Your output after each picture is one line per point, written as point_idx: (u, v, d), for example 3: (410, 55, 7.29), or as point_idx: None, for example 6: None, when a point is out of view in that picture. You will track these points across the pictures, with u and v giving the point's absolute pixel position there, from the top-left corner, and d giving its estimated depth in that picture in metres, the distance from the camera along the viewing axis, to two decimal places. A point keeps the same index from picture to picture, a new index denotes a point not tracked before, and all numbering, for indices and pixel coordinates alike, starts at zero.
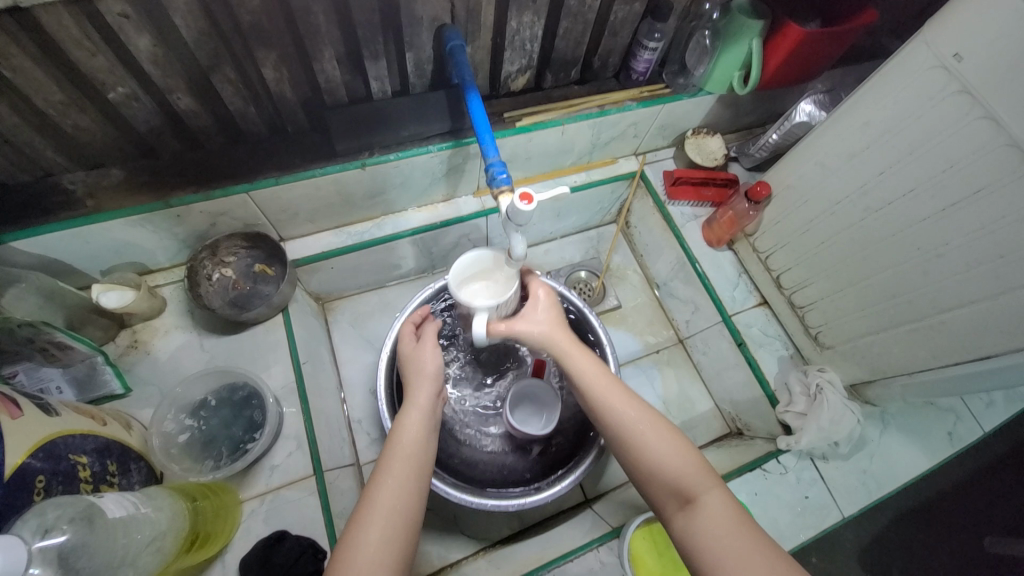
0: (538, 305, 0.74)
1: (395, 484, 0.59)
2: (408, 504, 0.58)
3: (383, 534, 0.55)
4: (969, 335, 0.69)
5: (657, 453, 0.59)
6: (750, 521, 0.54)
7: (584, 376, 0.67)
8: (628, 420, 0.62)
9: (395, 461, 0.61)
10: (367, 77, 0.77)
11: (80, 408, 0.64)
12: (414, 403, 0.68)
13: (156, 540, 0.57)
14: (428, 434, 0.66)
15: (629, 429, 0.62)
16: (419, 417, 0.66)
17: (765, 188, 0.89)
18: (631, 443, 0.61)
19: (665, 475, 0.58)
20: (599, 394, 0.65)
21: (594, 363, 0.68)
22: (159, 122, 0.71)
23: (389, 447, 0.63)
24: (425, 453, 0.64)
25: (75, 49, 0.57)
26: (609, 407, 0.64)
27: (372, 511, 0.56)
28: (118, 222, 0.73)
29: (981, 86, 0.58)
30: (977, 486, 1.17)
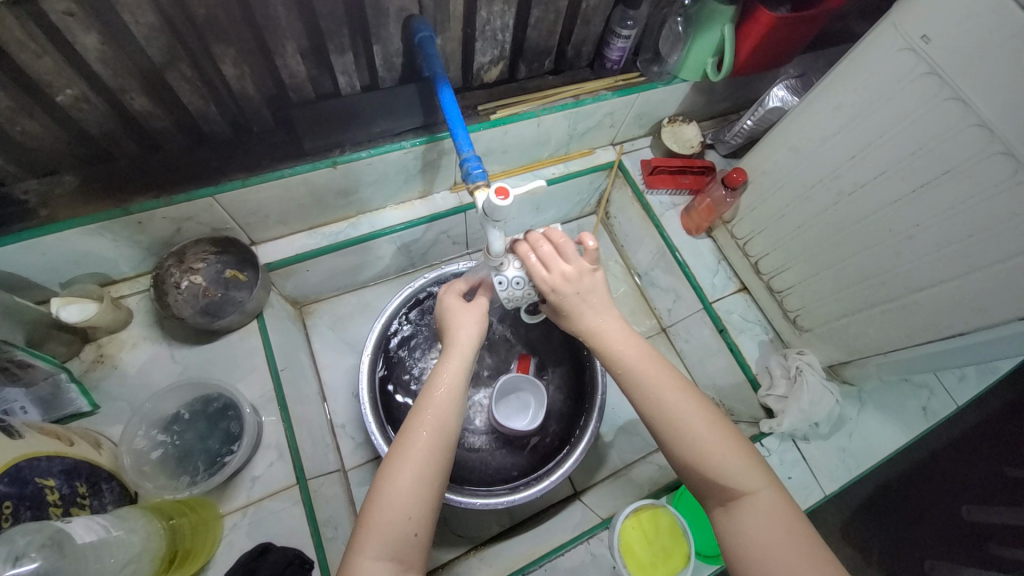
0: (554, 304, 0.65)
1: (434, 430, 0.56)
2: (444, 449, 0.56)
3: (418, 476, 0.54)
4: (940, 313, 0.70)
5: (708, 448, 0.56)
6: (796, 520, 0.53)
7: (626, 367, 0.61)
8: (679, 411, 0.58)
9: (434, 407, 0.58)
10: (335, 73, 0.75)
11: (44, 428, 0.61)
12: (454, 352, 0.63)
13: (131, 563, 0.54)
14: (465, 381, 0.62)
15: (679, 421, 0.57)
16: (459, 366, 0.62)
17: (741, 175, 0.89)
18: (680, 438, 0.57)
19: (715, 469, 0.55)
20: (644, 382, 0.60)
21: (641, 349, 0.62)
22: (114, 125, 0.68)
23: (426, 393, 0.59)
24: (462, 403, 0.60)
25: (20, 51, 0.54)
26: (659, 398, 0.58)
27: (411, 453, 0.55)
28: (75, 232, 0.70)
29: (948, 67, 0.58)
30: (948, 457, 1.21)
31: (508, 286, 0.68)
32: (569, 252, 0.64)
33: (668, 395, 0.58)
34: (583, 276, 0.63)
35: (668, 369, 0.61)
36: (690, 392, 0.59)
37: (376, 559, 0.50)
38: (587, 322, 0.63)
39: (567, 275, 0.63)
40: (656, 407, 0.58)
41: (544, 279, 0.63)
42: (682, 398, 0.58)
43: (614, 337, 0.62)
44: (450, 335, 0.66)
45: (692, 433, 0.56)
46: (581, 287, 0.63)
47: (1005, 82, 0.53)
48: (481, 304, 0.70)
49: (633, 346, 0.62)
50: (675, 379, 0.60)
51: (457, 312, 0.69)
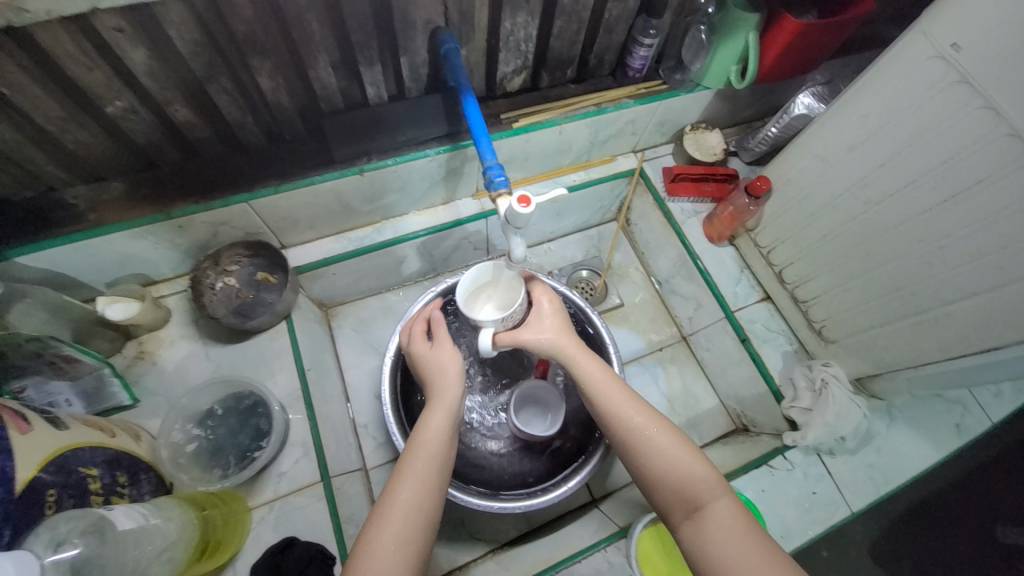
0: (540, 318, 0.72)
1: (414, 488, 0.58)
2: (427, 507, 0.58)
3: (400, 535, 0.55)
4: (974, 326, 0.68)
5: (665, 462, 0.59)
6: (758, 530, 0.54)
7: (592, 384, 0.66)
8: (635, 427, 0.62)
9: (416, 462, 0.61)
10: (363, 84, 0.78)
11: (89, 420, 0.65)
12: (438, 403, 0.66)
13: (167, 551, 0.57)
14: (450, 435, 0.65)
15: (637, 438, 0.61)
16: (442, 419, 0.65)
17: (765, 183, 0.88)
18: (638, 452, 0.61)
19: (674, 483, 0.58)
20: (606, 401, 0.65)
21: (605, 373, 0.67)
22: (158, 135, 0.72)
23: (411, 448, 0.62)
24: (445, 457, 0.63)
25: (73, 65, 0.58)
26: (618, 416, 0.63)
27: (391, 511, 0.57)
28: (121, 235, 0.74)
29: (980, 75, 0.57)
30: (985, 477, 1.16)
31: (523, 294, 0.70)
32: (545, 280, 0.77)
33: (625, 410, 0.64)
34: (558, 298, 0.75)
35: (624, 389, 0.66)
36: (641, 404, 0.64)
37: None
38: (562, 344, 0.69)
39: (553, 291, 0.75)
40: (614, 424, 0.63)
41: (549, 295, 0.74)
42: (636, 411, 0.63)
43: (581, 357, 0.68)
44: (435, 382, 0.69)
45: (648, 446, 0.61)
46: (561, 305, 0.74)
47: None
48: (449, 348, 0.71)
49: (595, 366, 0.67)
50: (631, 397, 0.65)
51: (431, 357, 0.71)
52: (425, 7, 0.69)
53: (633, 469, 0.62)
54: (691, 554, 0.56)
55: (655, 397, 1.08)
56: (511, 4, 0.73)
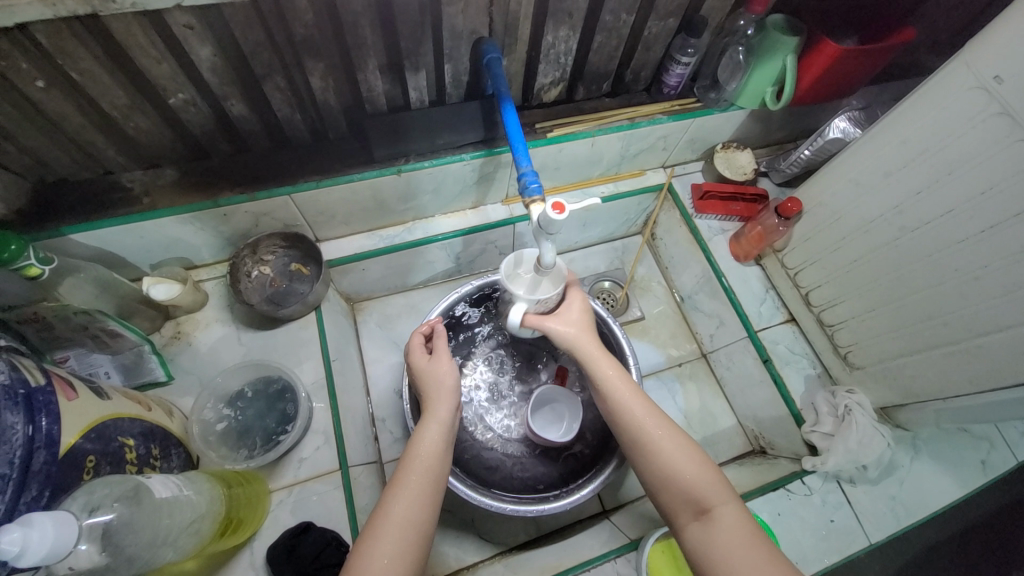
0: (568, 316, 0.73)
1: (410, 502, 0.59)
2: (423, 520, 0.59)
3: (396, 547, 0.56)
4: (1007, 360, 0.67)
5: (674, 462, 0.61)
6: (762, 536, 0.56)
7: (609, 387, 0.68)
8: (644, 427, 0.64)
9: (410, 475, 0.62)
10: (407, 87, 0.80)
11: (128, 393, 0.68)
12: (433, 417, 0.67)
13: (195, 523, 0.59)
14: (444, 449, 0.66)
15: (651, 439, 0.63)
16: (436, 432, 0.66)
17: (796, 205, 0.88)
18: (650, 453, 0.62)
19: (681, 485, 0.60)
20: (619, 402, 0.66)
21: (621, 375, 0.68)
22: (212, 126, 0.76)
23: (407, 461, 0.63)
24: (439, 472, 0.64)
25: (143, 57, 0.62)
26: (630, 420, 0.65)
27: (386, 523, 0.57)
28: (171, 219, 0.78)
29: (1023, 107, 0.57)
30: (1006, 521, 1.12)
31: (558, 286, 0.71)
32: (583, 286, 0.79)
33: (635, 412, 0.65)
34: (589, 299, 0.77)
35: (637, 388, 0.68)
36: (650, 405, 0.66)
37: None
38: (584, 345, 0.71)
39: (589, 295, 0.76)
40: (626, 423, 0.65)
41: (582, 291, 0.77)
42: (647, 411, 0.65)
43: (598, 358, 0.69)
44: (433, 393, 0.70)
45: (657, 446, 0.62)
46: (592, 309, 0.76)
47: None
48: (447, 360, 0.72)
49: (612, 364, 0.69)
50: (641, 399, 0.67)
51: (430, 369, 0.72)
52: (471, 17, 0.72)
53: (640, 469, 0.64)
54: (697, 553, 0.57)
55: (672, 412, 1.07)
56: (555, 18, 0.76)
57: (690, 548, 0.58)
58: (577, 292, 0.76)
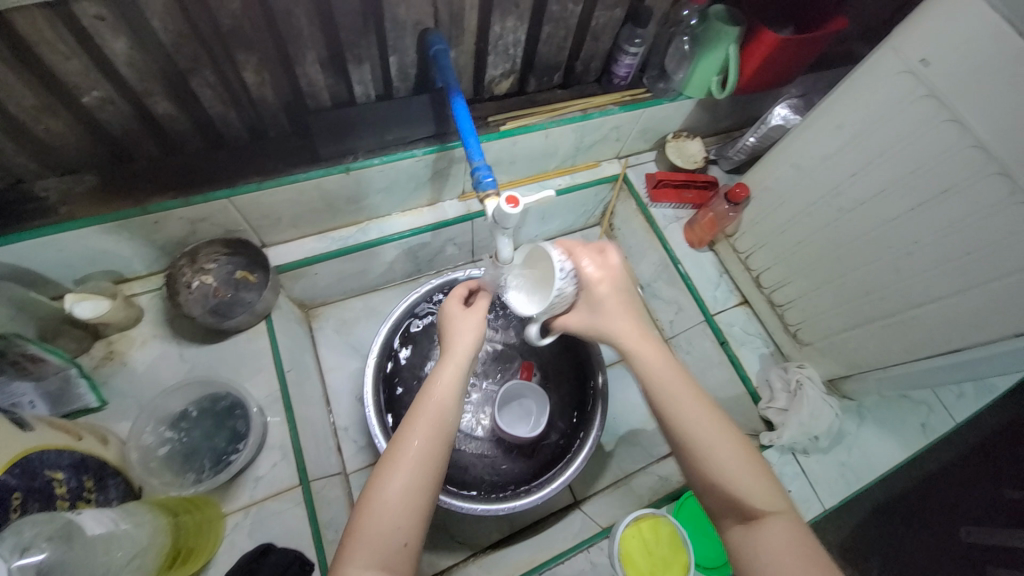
0: (591, 304, 0.63)
1: (426, 439, 0.55)
2: (436, 460, 0.55)
3: (409, 485, 0.52)
4: (939, 328, 0.71)
5: (726, 463, 0.54)
6: (818, 546, 0.50)
7: (654, 377, 0.59)
8: (694, 424, 0.56)
9: (425, 413, 0.57)
10: (351, 82, 0.77)
11: (54, 422, 0.61)
12: (452, 358, 0.62)
13: (138, 557, 0.55)
14: (461, 390, 0.61)
15: (703, 440, 0.55)
16: (455, 373, 0.61)
17: (744, 190, 0.91)
18: (700, 451, 0.54)
19: (732, 489, 0.53)
20: (665, 393, 0.58)
21: (670, 363, 0.59)
22: (135, 127, 0.70)
23: (422, 399, 0.58)
24: (457, 414, 0.59)
25: (48, 52, 0.56)
26: (678, 412, 0.56)
27: (401, 461, 0.54)
28: (92, 230, 0.71)
29: (946, 90, 0.60)
30: (945, 477, 1.21)
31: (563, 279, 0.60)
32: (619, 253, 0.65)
33: (689, 403, 0.57)
34: (619, 271, 0.64)
35: (687, 377, 0.59)
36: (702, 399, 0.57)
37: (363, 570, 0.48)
38: (619, 330, 0.61)
39: (614, 271, 0.63)
40: (670, 416, 0.57)
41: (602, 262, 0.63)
42: (698, 409, 0.56)
43: (638, 341, 0.61)
44: (454, 335, 0.66)
45: (706, 445, 0.54)
46: (626, 290, 0.64)
47: (1006, 105, 0.55)
48: (481, 310, 0.68)
49: (656, 348, 0.61)
50: (694, 390, 0.58)
51: (460, 315, 0.68)
52: (415, 8, 0.69)
53: (683, 465, 0.57)
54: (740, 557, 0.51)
55: (638, 399, 1.09)
56: (501, 8, 0.74)
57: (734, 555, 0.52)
58: (592, 271, 0.62)
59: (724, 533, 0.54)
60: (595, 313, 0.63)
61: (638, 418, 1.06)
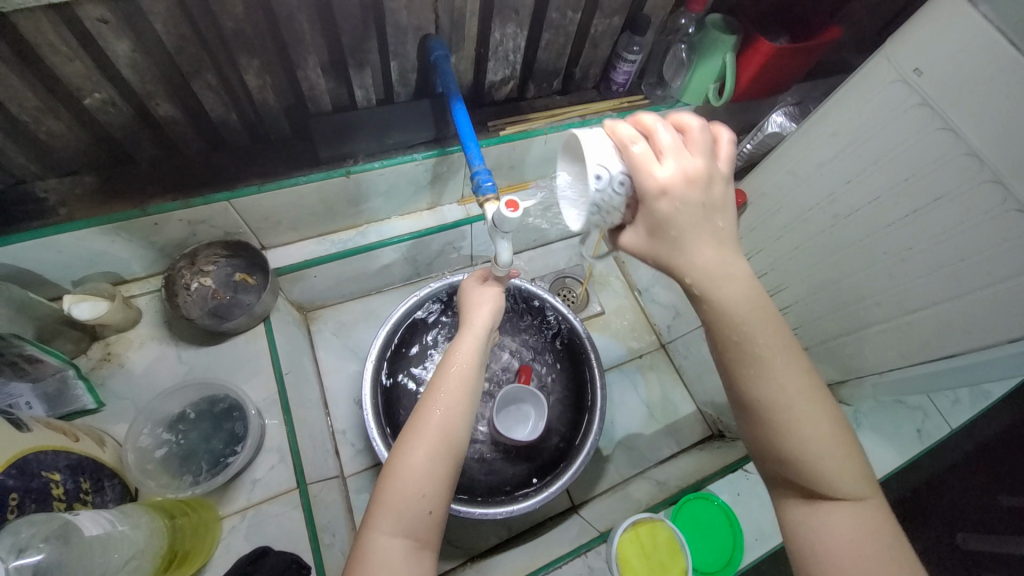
0: (652, 221, 0.50)
1: (446, 409, 0.58)
2: (459, 427, 0.58)
3: (431, 453, 0.55)
4: (934, 335, 0.72)
5: (815, 445, 0.49)
6: (880, 527, 0.49)
7: (741, 338, 0.49)
8: (786, 398, 0.49)
9: (447, 385, 0.60)
10: (352, 86, 0.78)
11: (52, 423, 0.60)
12: (469, 333, 0.66)
13: (134, 559, 0.54)
14: (478, 363, 0.64)
15: (796, 419, 0.49)
16: (472, 347, 0.65)
17: (740, 197, 0.94)
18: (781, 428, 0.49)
19: (813, 471, 0.49)
20: (760, 359, 0.49)
21: (769, 319, 0.50)
22: (137, 128, 0.70)
23: (443, 370, 0.62)
24: (477, 385, 0.62)
25: (52, 54, 0.56)
26: (765, 383, 0.49)
27: (423, 429, 0.56)
28: (92, 231, 0.71)
29: (939, 98, 0.61)
30: (941, 482, 1.21)
31: (605, 186, 0.53)
32: (704, 143, 0.50)
33: (778, 373, 0.49)
34: (701, 172, 0.49)
35: (785, 338, 0.51)
36: (798, 369, 0.50)
37: (391, 535, 0.51)
38: (693, 262, 0.49)
39: (693, 173, 0.48)
40: (760, 384, 0.49)
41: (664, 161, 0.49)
42: (789, 381, 0.49)
43: (729, 281, 0.49)
44: (469, 313, 0.70)
45: (795, 423, 0.49)
46: (710, 203, 0.49)
47: (996, 114, 0.56)
48: (496, 289, 0.72)
49: (748, 293, 0.50)
50: (792, 356, 0.50)
51: (476, 293, 0.72)
52: (416, 13, 0.70)
53: (757, 435, 0.52)
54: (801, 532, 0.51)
55: (635, 404, 1.09)
56: (501, 15, 0.75)
57: (789, 525, 0.52)
58: (655, 176, 0.49)
59: (778, 499, 0.54)
60: (659, 237, 0.50)
61: (635, 422, 1.07)
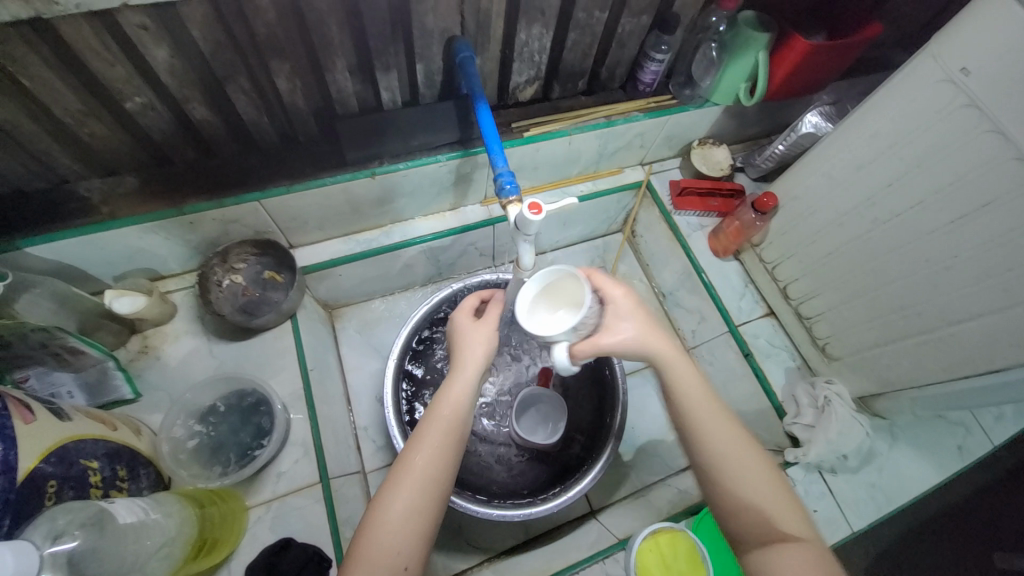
0: (622, 318, 0.61)
1: (429, 460, 0.57)
2: (442, 477, 0.57)
3: (410, 504, 0.54)
4: (978, 348, 0.68)
5: (751, 484, 0.54)
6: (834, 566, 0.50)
7: (682, 398, 0.59)
8: (723, 449, 0.56)
9: (430, 431, 0.58)
10: (378, 88, 0.78)
11: (91, 413, 0.63)
12: (460, 374, 0.63)
13: (165, 547, 0.56)
14: (469, 406, 0.62)
15: (730, 463, 0.55)
16: (464, 389, 0.62)
17: (771, 199, 0.89)
18: (723, 476, 0.55)
19: (754, 513, 0.54)
20: (696, 417, 0.57)
21: (702, 388, 0.59)
22: (175, 131, 0.73)
23: (430, 415, 0.60)
24: (464, 431, 0.61)
25: (96, 59, 0.58)
26: (706, 437, 0.56)
27: (404, 480, 0.55)
28: (132, 228, 0.75)
29: (988, 99, 0.58)
30: (981, 500, 1.15)
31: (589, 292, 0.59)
32: None
33: (713, 427, 0.57)
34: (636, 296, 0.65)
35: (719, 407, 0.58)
36: (732, 426, 0.58)
37: None
38: (658, 346, 0.60)
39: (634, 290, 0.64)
40: (703, 444, 0.56)
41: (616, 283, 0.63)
42: (727, 434, 0.57)
43: (670, 362, 0.60)
44: (461, 351, 0.66)
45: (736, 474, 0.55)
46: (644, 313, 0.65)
47: None
48: (490, 323, 0.69)
49: (682, 368, 0.60)
50: (724, 419, 0.58)
51: (468, 328, 0.69)
52: (443, 16, 0.70)
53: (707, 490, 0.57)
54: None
55: (657, 410, 1.07)
56: (527, 15, 0.75)
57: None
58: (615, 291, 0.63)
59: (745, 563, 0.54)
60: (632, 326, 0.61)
61: (657, 429, 1.05)
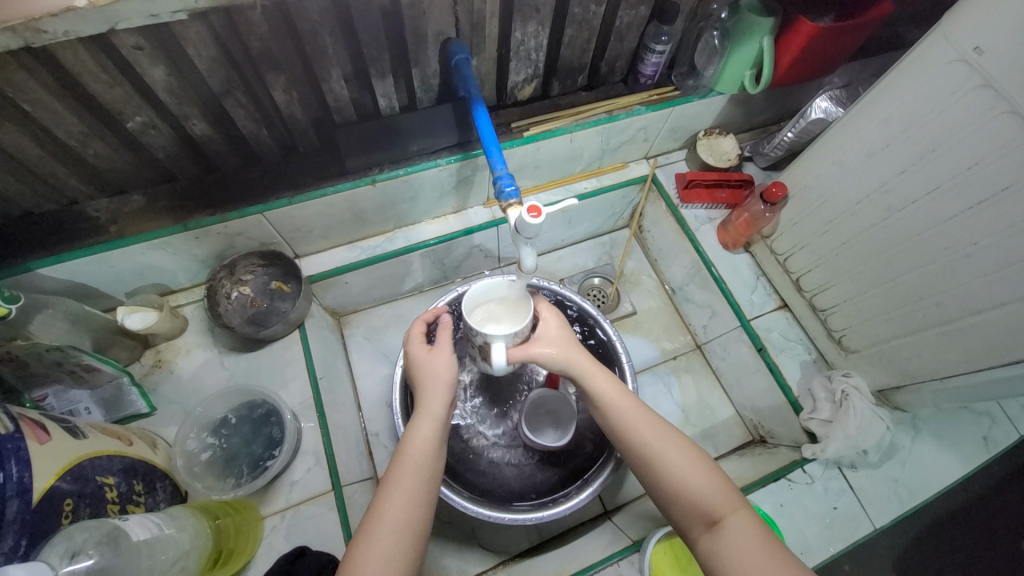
0: (550, 336, 0.71)
1: (401, 505, 0.57)
2: (416, 521, 0.57)
3: (389, 552, 0.54)
4: (1002, 338, 0.66)
5: (680, 473, 0.60)
6: (772, 539, 0.55)
7: (606, 402, 0.67)
8: (647, 441, 0.63)
9: (401, 476, 0.59)
10: (375, 94, 0.78)
11: (107, 429, 0.65)
12: (425, 413, 0.64)
13: (180, 560, 0.57)
14: (437, 445, 0.63)
15: (656, 452, 0.62)
16: (432, 429, 0.63)
17: (781, 189, 0.87)
18: (653, 464, 0.62)
19: (687, 497, 0.59)
20: (619, 417, 0.66)
21: (620, 391, 0.68)
22: (176, 148, 0.73)
23: (399, 460, 0.61)
24: (433, 471, 0.61)
25: (94, 82, 0.59)
26: (631, 430, 0.64)
27: (377, 528, 0.55)
28: (139, 246, 0.76)
29: (1003, 79, 0.55)
30: (1009, 489, 1.11)
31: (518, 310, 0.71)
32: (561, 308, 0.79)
33: (635, 423, 0.65)
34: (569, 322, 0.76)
35: (638, 405, 0.67)
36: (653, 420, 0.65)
37: None
38: (579, 360, 0.70)
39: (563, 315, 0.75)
40: (630, 439, 0.64)
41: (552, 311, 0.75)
42: (649, 425, 0.64)
43: (591, 373, 0.69)
44: (425, 388, 0.67)
45: (664, 463, 0.61)
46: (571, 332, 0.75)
47: None
48: (444, 351, 0.69)
49: (602, 377, 0.69)
50: (643, 415, 0.65)
51: (428, 360, 0.69)
52: (436, 19, 0.69)
53: (647, 483, 0.63)
54: (710, 564, 0.56)
55: (669, 407, 1.06)
56: (522, 14, 0.73)
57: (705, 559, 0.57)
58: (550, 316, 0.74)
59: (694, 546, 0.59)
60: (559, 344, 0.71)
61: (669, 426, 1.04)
